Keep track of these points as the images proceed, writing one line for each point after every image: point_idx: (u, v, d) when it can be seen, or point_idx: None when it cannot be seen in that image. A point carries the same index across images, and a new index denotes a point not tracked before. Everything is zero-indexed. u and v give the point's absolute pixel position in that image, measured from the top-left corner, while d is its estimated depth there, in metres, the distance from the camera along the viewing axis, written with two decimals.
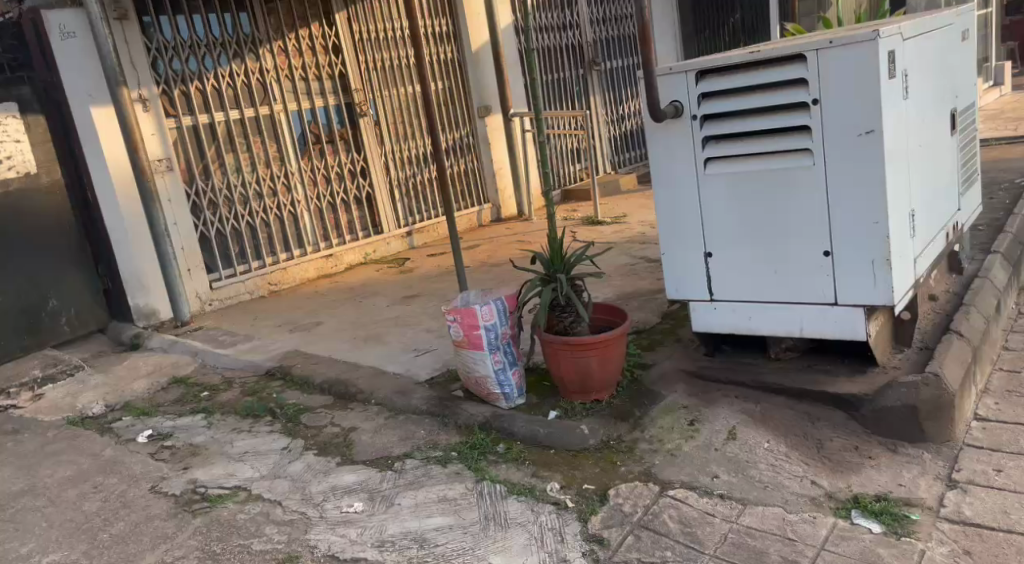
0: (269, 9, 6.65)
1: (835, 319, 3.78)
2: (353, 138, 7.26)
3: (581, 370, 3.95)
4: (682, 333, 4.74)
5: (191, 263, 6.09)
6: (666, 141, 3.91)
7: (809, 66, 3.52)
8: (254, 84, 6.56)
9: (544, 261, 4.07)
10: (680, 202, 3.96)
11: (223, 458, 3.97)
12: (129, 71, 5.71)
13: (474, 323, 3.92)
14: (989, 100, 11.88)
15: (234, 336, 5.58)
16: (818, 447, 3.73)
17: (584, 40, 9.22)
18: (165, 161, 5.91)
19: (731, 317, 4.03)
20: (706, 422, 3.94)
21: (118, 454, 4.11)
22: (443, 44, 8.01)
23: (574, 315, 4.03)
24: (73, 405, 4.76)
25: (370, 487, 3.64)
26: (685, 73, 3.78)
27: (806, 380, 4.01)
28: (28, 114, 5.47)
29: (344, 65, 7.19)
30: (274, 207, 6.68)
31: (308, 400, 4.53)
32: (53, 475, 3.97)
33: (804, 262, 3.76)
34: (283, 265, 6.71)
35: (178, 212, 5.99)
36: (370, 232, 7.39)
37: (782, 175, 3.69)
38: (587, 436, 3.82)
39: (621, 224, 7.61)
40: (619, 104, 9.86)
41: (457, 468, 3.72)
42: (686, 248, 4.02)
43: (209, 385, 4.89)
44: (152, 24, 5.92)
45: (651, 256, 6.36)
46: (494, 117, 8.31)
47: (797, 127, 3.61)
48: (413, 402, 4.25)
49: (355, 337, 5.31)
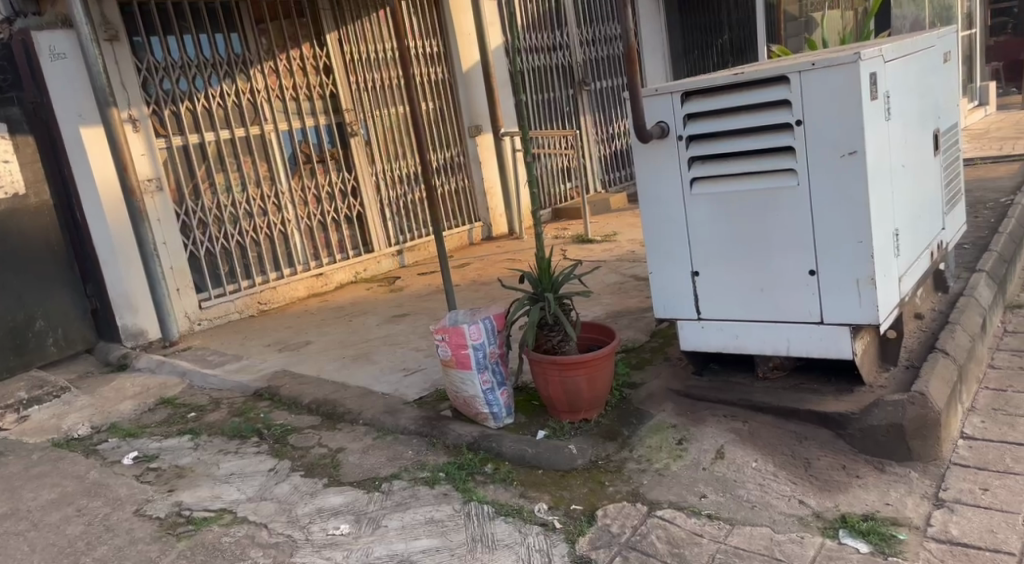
0: (260, 30, 6.68)
1: (820, 338, 3.79)
2: (344, 158, 7.27)
3: (568, 391, 3.95)
4: (671, 351, 4.75)
5: (180, 282, 6.08)
6: (651, 161, 3.94)
7: (791, 88, 3.55)
8: (245, 105, 6.58)
9: (532, 279, 4.07)
10: (667, 222, 3.99)
11: (209, 480, 3.95)
12: (119, 92, 5.73)
13: (462, 342, 3.92)
14: (975, 120, 11.97)
15: (222, 356, 5.56)
16: (805, 466, 3.73)
17: (575, 61, 9.29)
18: (154, 181, 5.91)
19: (718, 336, 4.04)
20: (694, 441, 3.95)
21: (103, 477, 4.07)
22: (433, 64, 8.04)
23: (562, 334, 4.03)
24: (58, 427, 4.74)
25: (357, 509, 3.63)
26: (671, 95, 3.82)
27: (793, 398, 4.02)
28: (16, 134, 5.47)
29: (334, 85, 7.21)
30: (265, 226, 6.69)
31: (296, 420, 4.51)
32: (36, 498, 3.93)
33: (790, 281, 3.77)
34: (273, 284, 6.71)
35: (167, 231, 5.99)
36: (360, 251, 7.39)
37: (768, 196, 3.71)
38: (575, 457, 3.81)
39: (611, 243, 7.63)
40: (610, 124, 9.92)
41: (445, 489, 3.71)
42: (673, 267, 4.04)
43: (195, 406, 4.87)
44: (143, 44, 5.95)
45: (640, 274, 6.38)
46: (485, 137, 8.36)
47: (781, 148, 3.65)
48: (402, 422, 4.24)
49: (345, 357, 5.30)
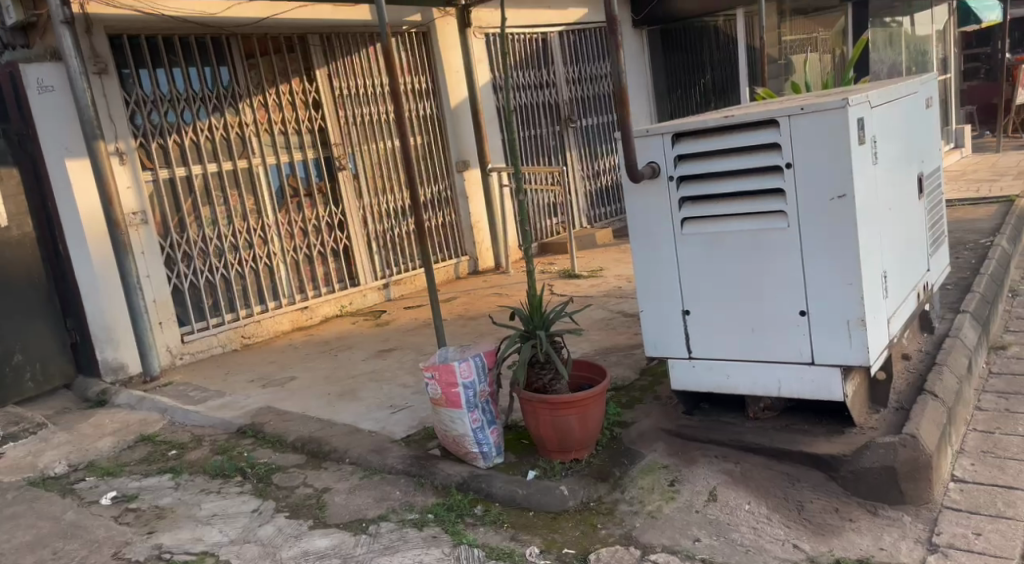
0: (250, 64, 6.66)
1: (811, 379, 3.76)
2: (331, 191, 7.23)
3: (559, 430, 3.88)
4: (661, 389, 4.69)
5: (163, 315, 5.98)
6: (642, 201, 3.93)
7: (781, 131, 3.56)
8: (233, 138, 6.54)
9: (523, 316, 4.01)
10: (658, 261, 3.96)
11: (191, 522, 3.83)
12: (106, 125, 5.67)
13: (452, 381, 3.86)
14: (951, 161, 12.16)
15: (204, 391, 5.45)
16: (799, 509, 3.68)
17: (561, 99, 9.34)
18: (139, 214, 5.83)
19: (709, 376, 3.99)
20: (686, 483, 3.88)
21: (79, 518, 3.95)
22: (423, 100, 8.05)
23: (553, 372, 3.97)
24: (34, 465, 4.60)
25: (343, 552, 3.52)
26: (661, 135, 3.82)
27: (785, 439, 3.97)
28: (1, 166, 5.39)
29: (323, 119, 7.18)
30: (250, 260, 6.62)
31: (280, 459, 4.41)
32: (10, 541, 3.80)
33: (780, 322, 3.75)
34: (257, 317, 6.62)
35: (151, 264, 5.90)
36: (346, 284, 7.31)
37: (758, 236, 3.70)
38: (566, 498, 3.73)
39: (597, 279, 7.60)
40: (595, 160, 9.95)
41: (434, 531, 3.62)
42: (664, 306, 4.00)
43: (177, 443, 4.76)
44: (131, 77, 5.91)
45: (628, 311, 6.34)
46: (473, 172, 8.35)
47: (771, 190, 3.64)
48: (389, 461, 4.15)
49: (330, 393, 5.21)
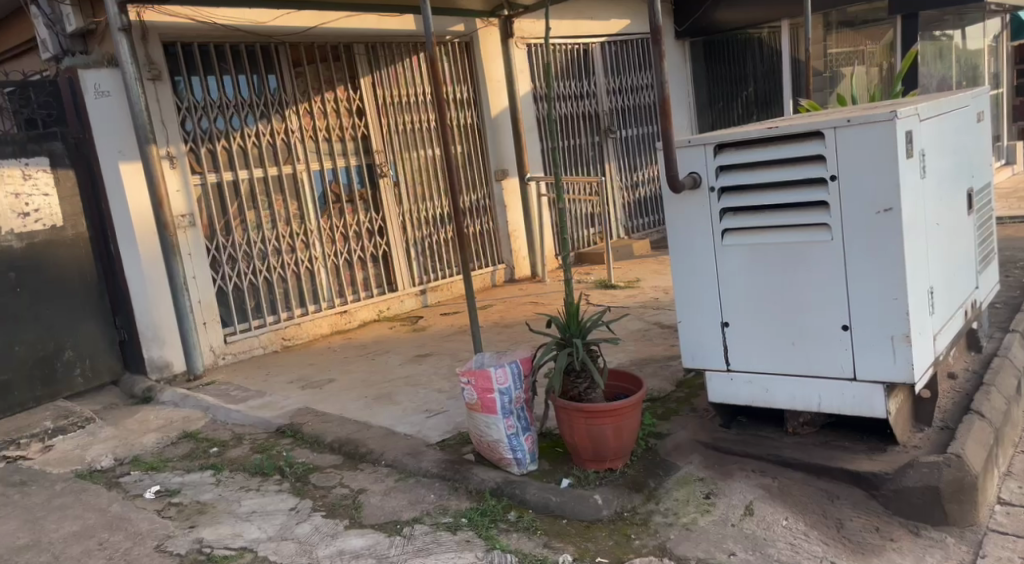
0: (297, 72, 6.79)
1: (853, 395, 3.72)
2: (372, 198, 7.32)
3: (594, 439, 3.89)
4: (698, 402, 4.68)
5: (207, 316, 6.11)
6: (683, 212, 3.94)
7: (826, 143, 3.54)
8: (279, 145, 6.66)
9: (560, 324, 4.03)
10: (698, 273, 3.96)
11: (231, 518, 3.91)
12: (159, 130, 5.84)
13: (488, 386, 3.89)
14: (1001, 178, 11.92)
15: (246, 391, 5.55)
16: (837, 527, 3.62)
17: (601, 109, 9.35)
18: (187, 217, 5.98)
19: (748, 389, 3.97)
20: (723, 496, 3.86)
21: (125, 510, 4.05)
22: (464, 109, 8.13)
23: (589, 381, 3.98)
24: (82, 458, 4.73)
25: (377, 552, 3.57)
26: (703, 146, 3.83)
27: (824, 455, 3.93)
28: (58, 168, 5.56)
29: (366, 127, 7.28)
30: (292, 263, 6.73)
31: (317, 459, 4.48)
32: (59, 530, 3.91)
33: (822, 336, 3.72)
34: (297, 320, 6.72)
35: (197, 266, 6.04)
36: (384, 289, 7.40)
37: (801, 249, 3.68)
38: (600, 507, 3.74)
39: (635, 289, 7.59)
40: (634, 170, 9.94)
41: (467, 535, 3.65)
42: (703, 318, 4.00)
43: (218, 441, 4.85)
44: (183, 84, 6.08)
45: (666, 322, 6.32)
46: (511, 181, 8.40)
47: (816, 202, 3.62)
48: (424, 465, 4.19)
49: (367, 396, 5.28)
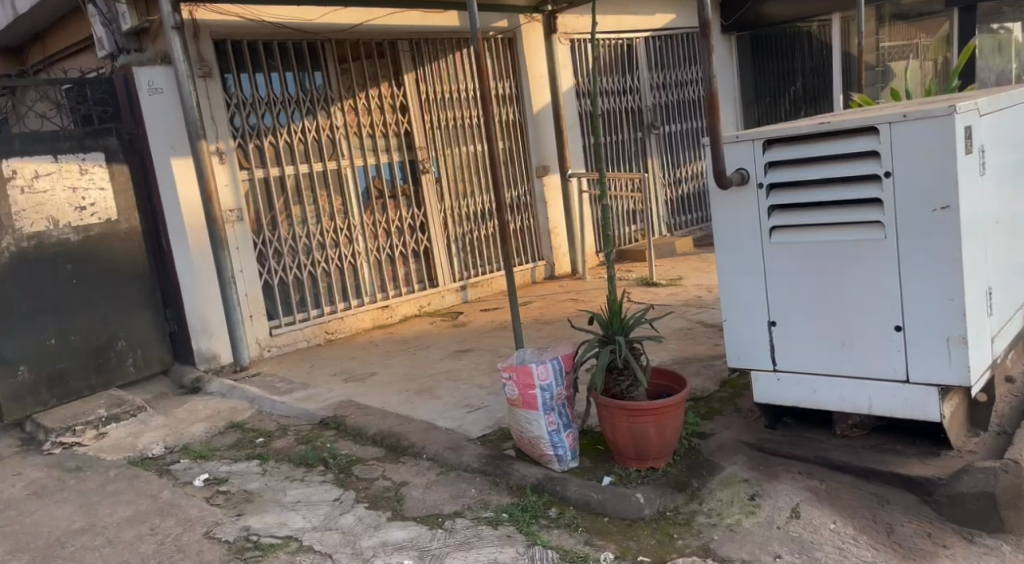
0: (342, 69, 6.85)
1: (905, 397, 3.65)
2: (414, 194, 7.36)
3: (636, 437, 3.88)
4: (742, 402, 4.63)
5: (253, 309, 6.21)
6: (731, 209, 3.90)
7: (880, 139, 3.48)
8: (325, 141, 6.73)
9: (602, 322, 4.02)
10: (745, 271, 3.92)
11: (277, 507, 3.97)
12: (209, 125, 5.94)
13: (530, 382, 3.89)
14: None
15: (290, 383, 5.62)
16: (888, 532, 3.52)
17: (644, 105, 9.30)
18: (236, 212, 6.07)
19: (795, 389, 3.92)
20: (768, 498, 3.80)
21: (175, 497, 4.14)
22: (506, 106, 8.13)
23: (631, 379, 3.97)
24: (134, 445, 4.84)
25: (420, 545, 3.60)
26: (752, 142, 3.79)
27: (873, 459, 3.87)
28: (113, 163, 5.69)
29: (409, 123, 7.31)
30: (336, 258, 6.80)
31: (360, 451, 4.53)
32: (112, 515, 4.01)
33: (873, 337, 3.66)
34: (340, 314, 6.79)
35: (244, 260, 6.14)
36: (425, 285, 7.45)
37: (853, 247, 3.62)
38: (642, 506, 3.72)
39: (677, 287, 7.54)
40: (678, 167, 9.85)
41: (509, 531, 3.66)
42: (750, 316, 3.96)
43: (264, 432, 4.92)
44: (233, 81, 6.17)
45: (709, 320, 6.27)
46: (552, 177, 8.39)
47: (869, 199, 3.56)
48: (465, 459, 4.21)
49: (408, 390, 5.31)
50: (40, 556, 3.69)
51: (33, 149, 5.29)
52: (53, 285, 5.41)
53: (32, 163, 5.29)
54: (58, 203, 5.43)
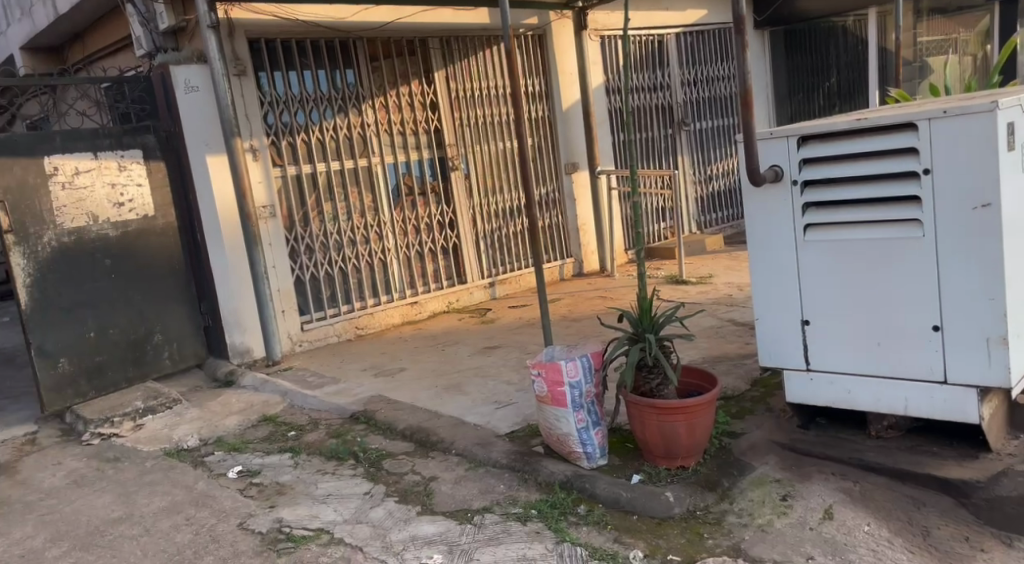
0: (373, 67, 6.88)
1: (943, 398, 3.59)
2: (443, 191, 7.38)
3: (666, 435, 3.86)
4: (773, 401, 4.59)
5: (285, 304, 6.27)
6: (765, 206, 3.87)
7: (919, 135, 3.43)
8: (356, 138, 6.77)
9: (632, 320, 4.01)
10: (779, 269, 3.89)
11: (309, 499, 4.00)
12: (243, 123, 6.01)
13: (559, 380, 3.88)
14: None
15: (321, 377, 5.67)
16: (924, 534, 3.47)
17: (675, 101, 9.24)
18: (268, 208, 6.14)
19: (829, 389, 3.87)
20: (800, 499, 3.77)
21: (209, 488, 4.19)
22: (535, 103, 8.13)
23: (661, 377, 3.95)
24: (169, 437, 4.91)
25: (449, 539, 3.61)
26: (786, 138, 3.75)
27: (908, 460, 3.82)
28: (150, 160, 5.78)
29: (439, 121, 7.33)
30: (366, 254, 6.84)
31: (390, 446, 4.56)
32: (149, 505, 4.07)
33: (910, 337, 3.61)
34: (369, 310, 6.83)
35: (277, 256, 6.20)
36: (453, 281, 7.46)
37: (890, 246, 3.58)
38: (671, 505, 3.71)
39: (707, 285, 7.49)
40: (708, 164, 9.79)
41: (538, 527, 3.66)
42: (783, 315, 3.92)
43: (296, 425, 4.97)
44: (266, 79, 6.23)
45: (739, 319, 6.22)
46: (581, 174, 8.37)
47: (908, 197, 3.52)
48: (494, 455, 4.22)
49: (437, 386, 5.34)
50: (79, 544, 3.76)
51: (74, 147, 5.39)
52: (92, 280, 5.50)
53: (72, 159, 5.37)
54: (98, 199, 5.51)
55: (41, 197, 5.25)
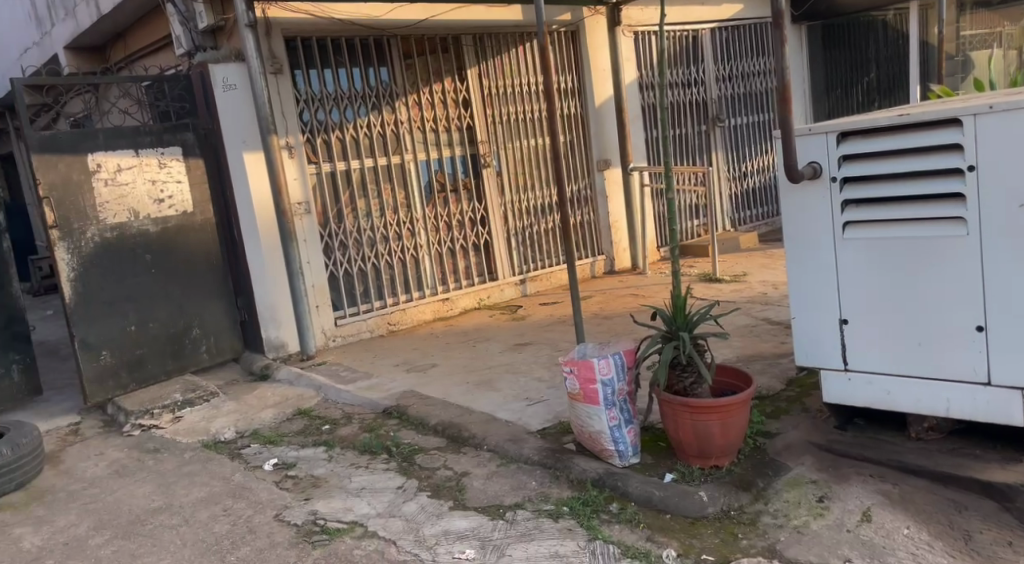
0: (407, 64, 6.89)
1: (986, 401, 3.52)
2: (475, 187, 7.39)
3: (699, 434, 3.83)
4: (809, 401, 4.54)
5: (320, 299, 6.32)
6: (802, 203, 3.82)
7: (964, 131, 3.37)
8: (389, 135, 6.79)
9: (666, 318, 3.98)
10: (817, 267, 3.84)
11: (343, 493, 4.03)
12: (279, 120, 6.06)
13: (591, 377, 3.87)
14: None
15: (354, 372, 5.71)
16: (965, 539, 3.40)
17: (709, 97, 9.16)
18: (304, 204, 6.19)
19: (868, 390, 3.82)
20: (837, 500, 3.72)
21: (246, 480, 4.24)
22: (568, 99, 8.10)
23: (695, 375, 3.92)
24: (207, 429, 4.98)
25: (482, 535, 3.62)
26: (825, 134, 3.70)
27: (949, 463, 3.76)
28: (190, 157, 5.87)
29: (471, 118, 7.33)
30: (398, 251, 6.88)
31: (423, 441, 4.58)
32: (188, 495, 4.13)
33: (952, 337, 3.55)
34: (401, 306, 6.86)
35: (311, 252, 6.25)
36: (484, 278, 7.47)
37: (933, 245, 3.52)
38: (705, 504, 3.68)
39: (741, 284, 7.42)
40: (743, 161, 9.69)
41: (570, 524, 3.66)
42: (821, 313, 3.88)
43: (329, 419, 5.01)
44: (302, 77, 6.28)
45: (774, 318, 6.16)
46: (613, 171, 8.33)
47: (951, 194, 3.45)
48: (526, 452, 4.22)
49: (469, 382, 5.35)
50: (121, 533, 3.83)
51: (117, 144, 5.48)
52: (133, 274, 5.58)
53: (115, 157, 5.47)
54: (139, 195, 5.60)
55: (85, 193, 5.34)
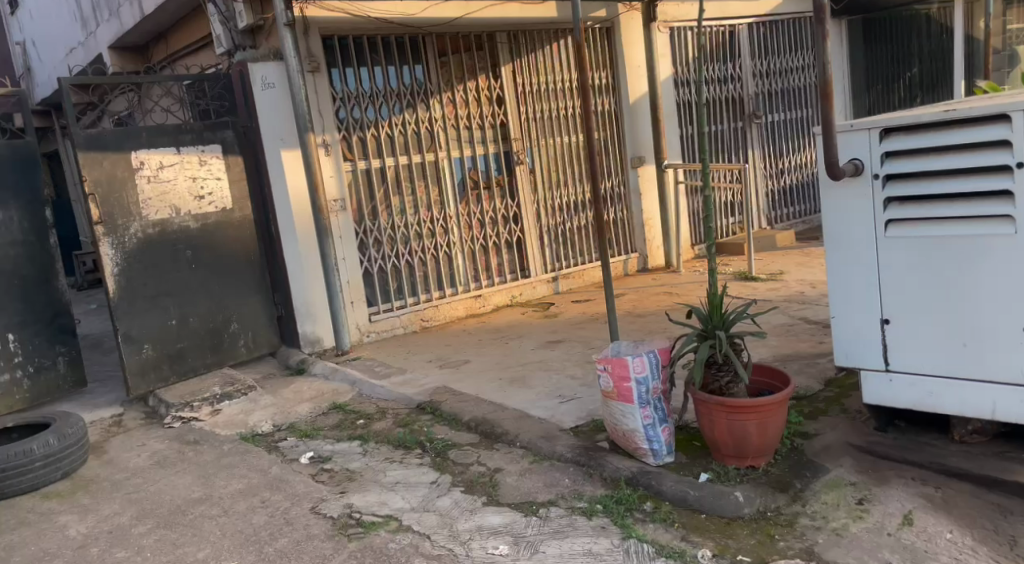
0: (441, 62, 6.90)
1: None
2: (509, 184, 7.39)
3: (736, 435, 3.80)
4: (848, 402, 4.48)
5: (354, 295, 6.36)
6: (843, 200, 3.76)
7: (1013, 127, 3.30)
8: (423, 133, 6.82)
9: (702, 316, 3.94)
10: (857, 266, 3.78)
11: (378, 486, 4.05)
12: (316, 117, 6.11)
13: (625, 375, 3.84)
14: None
15: (388, 367, 5.74)
16: (1010, 544, 3.32)
17: (745, 94, 9.07)
18: (339, 201, 6.23)
19: (910, 391, 3.75)
20: (877, 503, 3.65)
21: (283, 473, 4.28)
22: (602, 96, 8.07)
23: (731, 374, 3.88)
24: (245, 422, 5.03)
25: (516, 531, 3.61)
26: (867, 130, 3.63)
27: (995, 467, 3.71)
28: (229, 154, 5.93)
29: (505, 115, 7.32)
30: (432, 248, 6.90)
31: (456, 437, 4.58)
32: (226, 487, 4.18)
33: (998, 337, 3.47)
34: (435, 302, 6.88)
35: (346, 249, 6.29)
36: (517, 274, 7.47)
37: (978, 243, 3.45)
38: (741, 505, 3.64)
39: (777, 282, 7.33)
40: (779, 159, 9.57)
41: (604, 522, 3.64)
42: (861, 313, 3.81)
43: (363, 414, 5.04)
44: (338, 75, 6.32)
45: (811, 317, 6.08)
46: (648, 168, 8.28)
47: (999, 191, 3.38)
48: (559, 449, 4.21)
49: (502, 378, 5.35)
50: (162, 522, 3.88)
51: (158, 141, 5.56)
52: (174, 270, 5.66)
53: (157, 154, 5.56)
54: (180, 191, 5.68)
55: (128, 189, 5.43)
